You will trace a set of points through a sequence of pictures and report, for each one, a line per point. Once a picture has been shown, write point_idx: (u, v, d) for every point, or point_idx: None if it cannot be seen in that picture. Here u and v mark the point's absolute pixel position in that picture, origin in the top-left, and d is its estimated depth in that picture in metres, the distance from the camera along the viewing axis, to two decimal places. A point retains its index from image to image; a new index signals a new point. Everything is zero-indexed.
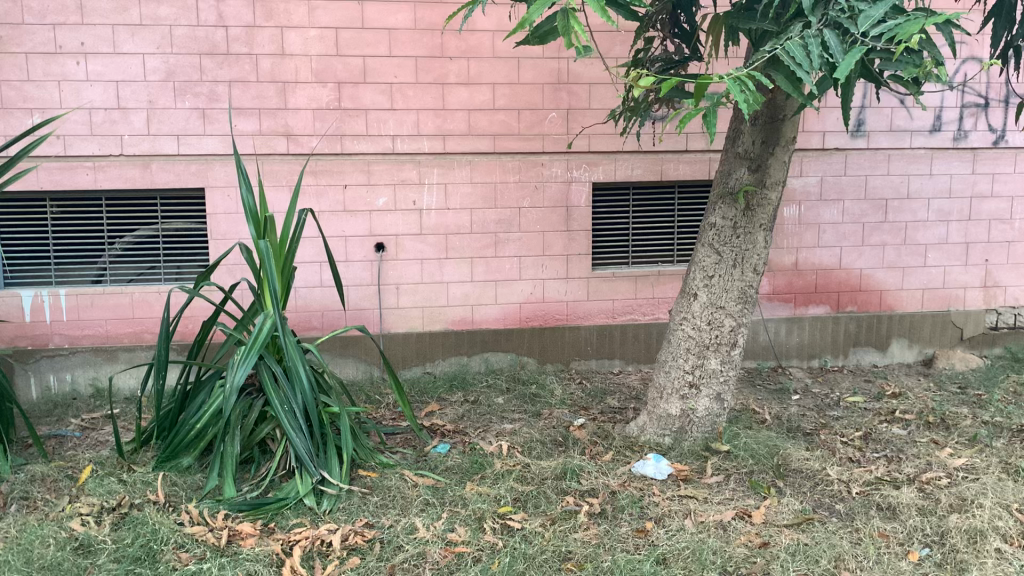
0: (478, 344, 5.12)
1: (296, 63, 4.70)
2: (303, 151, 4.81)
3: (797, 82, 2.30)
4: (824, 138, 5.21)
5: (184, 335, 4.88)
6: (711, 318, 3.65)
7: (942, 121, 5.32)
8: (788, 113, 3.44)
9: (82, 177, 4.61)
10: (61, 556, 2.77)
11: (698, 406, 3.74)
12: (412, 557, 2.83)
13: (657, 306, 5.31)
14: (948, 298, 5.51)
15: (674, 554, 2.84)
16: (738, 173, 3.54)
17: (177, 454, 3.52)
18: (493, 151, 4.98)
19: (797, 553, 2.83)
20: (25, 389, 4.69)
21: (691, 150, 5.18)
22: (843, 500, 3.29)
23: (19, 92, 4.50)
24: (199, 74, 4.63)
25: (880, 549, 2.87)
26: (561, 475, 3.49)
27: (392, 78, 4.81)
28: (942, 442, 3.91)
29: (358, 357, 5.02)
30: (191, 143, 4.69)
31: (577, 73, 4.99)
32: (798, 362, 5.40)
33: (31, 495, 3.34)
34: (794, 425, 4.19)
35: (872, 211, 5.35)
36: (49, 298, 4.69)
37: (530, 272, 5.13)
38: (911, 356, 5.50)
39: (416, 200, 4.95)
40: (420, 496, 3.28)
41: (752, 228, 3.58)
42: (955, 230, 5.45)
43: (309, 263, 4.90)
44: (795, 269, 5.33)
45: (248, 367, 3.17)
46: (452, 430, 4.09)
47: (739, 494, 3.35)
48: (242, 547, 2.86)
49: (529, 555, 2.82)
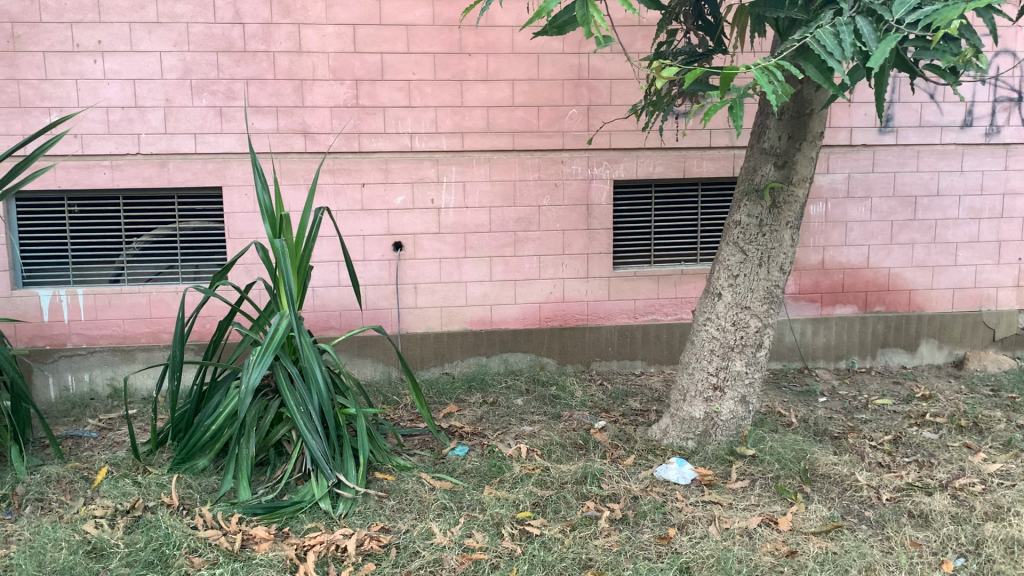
0: (497, 344, 5.05)
1: (313, 60, 4.65)
2: (321, 150, 4.76)
3: (827, 73, 2.19)
4: (851, 134, 5.09)
5: (201, 335, 4.86)
6: (736, 318, 3.55)
7: (973, 117, 5.18)
8: (817, 107, 3.34)
9: (100, 176, 4.59)
10: (72, 560, 2.74)
11: (722, 409, 3.64)
12: (429, 564, 2.76)
13: (679, 306, 5.21)
14: (979, 297, 5.36)
15: (698, 562, 2.74)
16: (764, 169, 3.45)
17: (193, 456, 3.48)
18: (512, 148, 4.91)
19: (826, 562, 2.73)
20: (43, 388, 4.69)
21: (715, 147, 5.07)
22: (873, 507, 3.18)
23: (37, 91, 4.49)
24: (217, 71, 4.59)
25: (913, 559, 2.76)
26: (581, 479, 3.40)
27: (410, 75, 4.75)
28: (975, 446, 3.79)
29: (376, 357, 4.96)
30: (208, 141, 4.65)
31: (598, 68, 4.90)
32: (825, 363, 5.29)
33: (46, 496, 3.31)
34: (821, 428, 4.08)
35: (901, 208, 5.22)
36: (66, 298, 4.67)
37: (550, 272, 5.05)
38: (941, 357, 5.36)
39: (434, 199, 4.89)
40: (437, 500, 3.22)
41: (779, 226, 3.48)
42: (987, 227, 5.30)
43: (327, 263, 4.86)
44: (821, 268, 5.22)
45: (264, 368, 3.11)
46: (470, 432, 4.02)
47: (765, 500, 3.26)
48: (255, 552, 2.80)
49: (548, 563, 2.74)
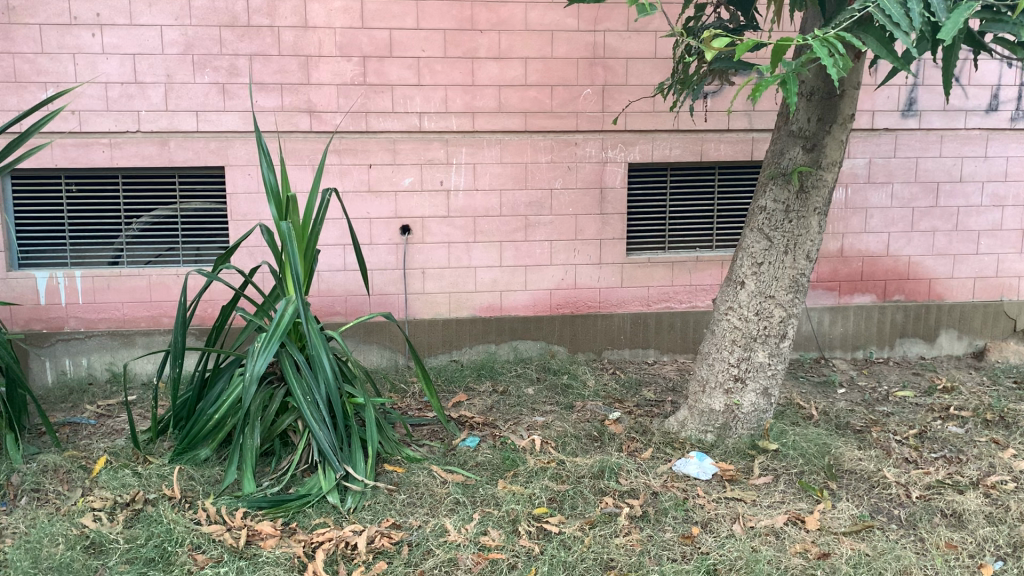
0: (507, 331, 4.92)
1: (319, 36, 4.49)
2: (327, 129, 4.60)
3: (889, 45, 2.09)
4: (873, 118, 4.96)
5: (202, 319, 4.73)
6: (760, 307, 3.41)
7: (999, 101, 5.03)
8: (847, 87, 3.19)
9: (98, 154, 4.44)
10: (70, 556, 2.62)
11: (743, 402, 3.51)
12: (443, 564, 2.63)
13: (694, 293, 5.07)
14: (1002, 287, 5.23)
15: (726, 564, 2.62)
16: (792, 152, 3.31)
17: (195, 445, 3.35)
18: (524, 130, 4.75)
19: (859, 565, 2.61)
20: (40, 373, 4.55)
21: (732, 130, 4.92)
22: (903, 505, 3.06)
23: (33, 65, 4.32)
24: (219, 47, 4.43)
25: (950, 562, 2.64)
26: (598, 474, 3.28)
27: (419, 53, 4.59)
28: (1003, 442, 3.66)
29: (382, 344, 4.84)
30: (210, 120, 4.50)
31: (614, 47, 4.73)
32: (842, 353, 5.16)
33: (42, 487, 3.18)
34: (843, 421, 3.96)
35: (923, 194, 5.08)
36: (64, 280, 4.53)
37: (562, 257, 4.92)
38: (960, 348, 5.23)
39: (443, 180, 4.74)
40: (449, 495, 3.10)
41: (806, 212, 3.33)
42: (1011, 215, 5.15)
43: (332, 246, 4.72)
44: (840, 255, 5.09)
45: (270, 355, 2.98)
46: (481, 422, 3.89)
47: (790, 497, 3.13)
48: (262, 550, 2.68)
49: (569, 564, 2.62)
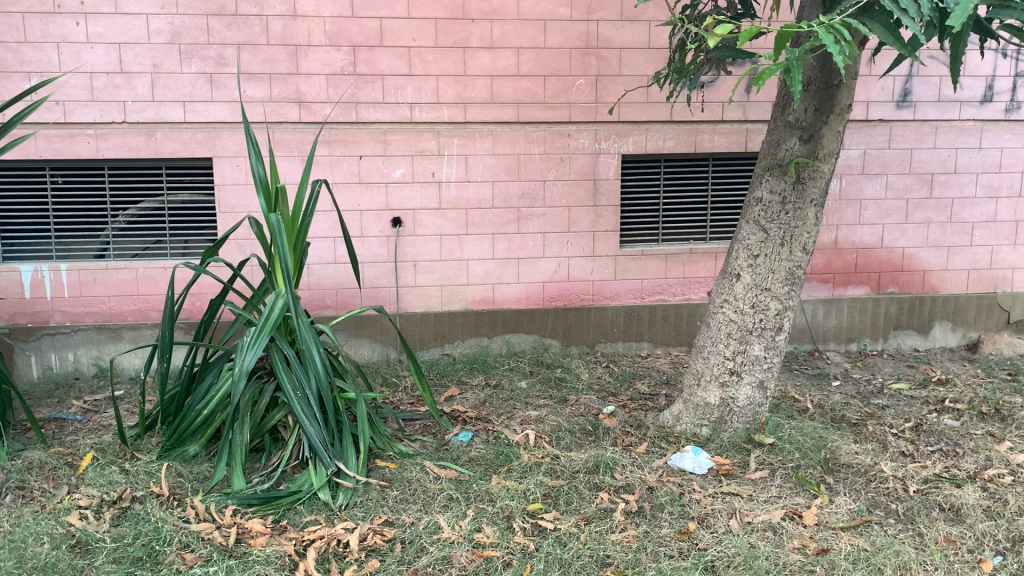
0: (499, 325, 4.88)
1: (309, 25, 4.42)
2: (317, 120, 4.54)
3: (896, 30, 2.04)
4: (868, 109, 4.92)
5: (190, 313, 4.67)
6: (756, 300, 3.37)
7: (993, 91, 5.00)
8: (846, 77, 3.15)
9: (83, 145, 4.37)
10: (55, 556, 2.55)
11: (738, 395, 3.48)
12: (436, 561, 2.59)
13: (688, 286, 5.04)
14: (995, 279, 5.21)
15: (725, 561, 2.58)
16: (788, 143, 3.27)
17: (184, 441, 3.29)
18: (516, 120, 4.70)
19: (858, 561, 2.57)
20: (25, 368, 4.48)
21: (727, 121, 4.88)
22: (901, 500, 3.03)
23: (16, 55, 4.24)
24: (206, 36, 4.36)
25: (949, 558, 2.61)
26: (593, 469, 3.23)
27: (410, 42, 4.52)
28: (999, 434, 3.64)
29: (373, 338, 4.79)
30: (198, 110, 4.42)
31: (607, 36, 4.68)
32: (836, 344, 5.14)
33: (28, 485, 3.11)
34: (838, 414, 3.93)
35: (917, 185, 5.05)
36: (49, 273, 4.46)
37: (555, 250, 4.87)
38: (954, 340, 5.21)
39: (435, 172, 4.68)
40: (443, 491, 3.05)
41: (803, 204, 3.28)
42: (1005, 207, 5.14)
43: (322, 239, 4.66)
44: (834, 247, 5.07)
45: (259, 350, 2.92)
46: (474, 416, 3.84)
47: (786, 492, 3.10)
48: (252, 548, 2.63)
49: (565, 561, 2.58)
